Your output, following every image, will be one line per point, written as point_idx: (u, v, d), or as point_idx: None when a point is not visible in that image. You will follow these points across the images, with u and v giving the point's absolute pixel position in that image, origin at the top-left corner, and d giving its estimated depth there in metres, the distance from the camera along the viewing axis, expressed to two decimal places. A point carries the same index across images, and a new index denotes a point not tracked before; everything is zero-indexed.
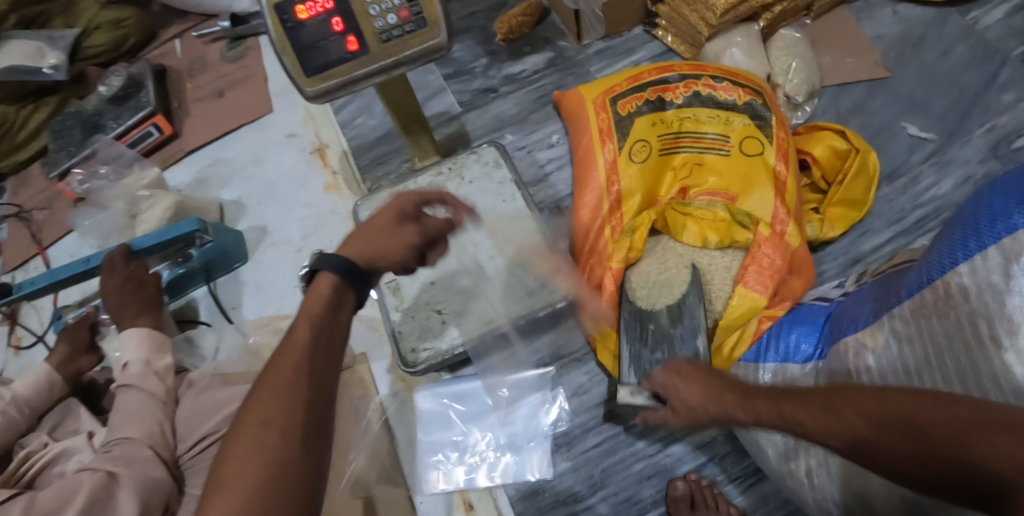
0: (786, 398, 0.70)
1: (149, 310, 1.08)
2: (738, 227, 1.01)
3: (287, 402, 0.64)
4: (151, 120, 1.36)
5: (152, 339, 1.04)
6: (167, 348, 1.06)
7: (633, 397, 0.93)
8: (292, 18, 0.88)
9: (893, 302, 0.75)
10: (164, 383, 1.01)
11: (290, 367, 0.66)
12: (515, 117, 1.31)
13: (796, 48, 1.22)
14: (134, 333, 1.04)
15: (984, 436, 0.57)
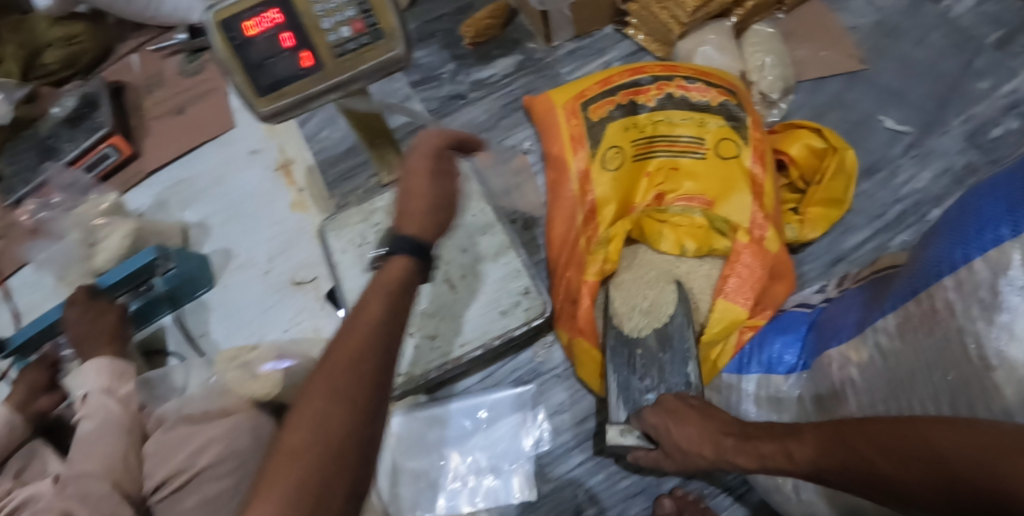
0: (789, 437, 0.71)
1: (109, 339, 1.03)
2: (715, 233, 1.01)
3: (346, 396, 0.61)
4: (109, 141, 1.31)
5: (113, 367, 0.99)
6: (130, 377, 1.00)
7: (622, 438, 0.90)
8: (240, 36, 0.84)
9: (877, 314, 0.73)
10: (129, 411, 0.95)
11: (353, 353, 0.63)
12: (485, 124, 1.27)
13: (771, 44, 1.19)
14: (97, 363, 0.98)
15: (992, 458, 0.55)
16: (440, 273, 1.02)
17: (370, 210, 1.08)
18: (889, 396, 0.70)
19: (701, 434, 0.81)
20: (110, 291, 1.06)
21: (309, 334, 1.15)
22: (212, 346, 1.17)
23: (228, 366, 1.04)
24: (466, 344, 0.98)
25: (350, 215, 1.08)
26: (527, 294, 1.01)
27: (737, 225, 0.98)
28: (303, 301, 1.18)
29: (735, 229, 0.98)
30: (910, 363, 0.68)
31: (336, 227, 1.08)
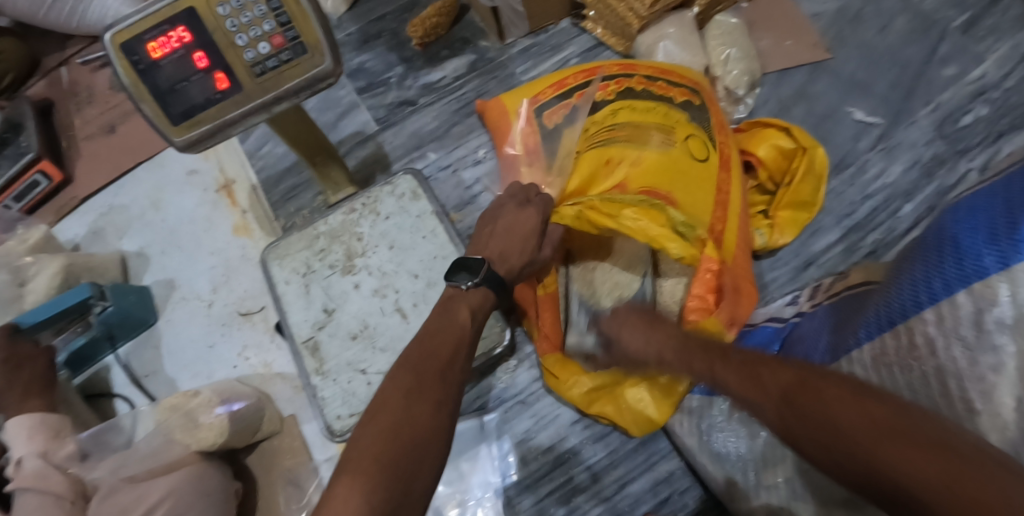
0: (716, 360, 0.67)
1: (37, 392, 0.95)
2: (678, 234, 0.83)
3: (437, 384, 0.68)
4: (36, 167, 1.23)
5: (47, 423, 0.92)
6: (66, 432, 0.94)
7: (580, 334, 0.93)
8: (144, 59, 0.75)
9: (850, 343, 0.68)
10: (69, 477, 0.87)
11: (442, 356, 0.71)
12: (434, 133, 1.20)
13: (733, 37, 1.12)
14: (23, 421, 0.90)
15: (903, 450, 0.51)
16: (392, 302, 0.96)
17: (313, 236, 1.01)
18: None
19: (643, 344, 0.75)
20: (37, 330, 0.99)
21: (260, 370, 1.08)
22: (160, 385, 1.10)
23: (170, 415, 0.93)
24: None
25: (294, 240, 1.01)
26: None
27: (703, 235, 0.85)
28: (250, 334, 1.11)
29: (703, 241, 0.85)
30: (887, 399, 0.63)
31: (278, 256, 1.00)
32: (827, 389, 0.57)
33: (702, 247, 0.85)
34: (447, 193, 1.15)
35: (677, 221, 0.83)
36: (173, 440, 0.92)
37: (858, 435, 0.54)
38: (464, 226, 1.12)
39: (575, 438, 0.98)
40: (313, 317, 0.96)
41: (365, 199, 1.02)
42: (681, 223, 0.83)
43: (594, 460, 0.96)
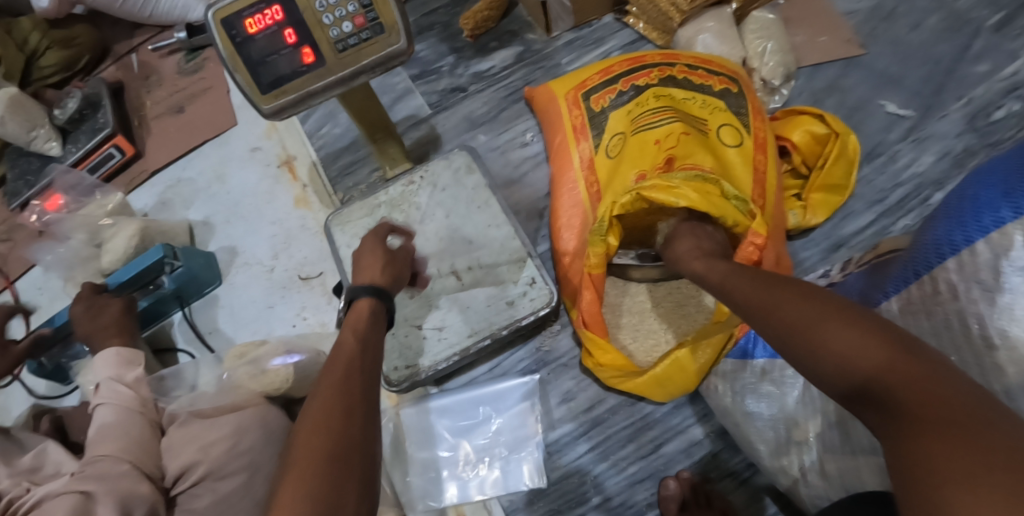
0: (730, 281, 0.73)
1: (118, 333, 1.04)
2: (731, 206, 0.90)
3: (344, 396, 0.65)
4: (112, 142, 1.32)
5: (122, 355, 1.02)
6: (138, 361, 1.04)
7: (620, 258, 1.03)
8: (241, 33, 0.83)
9: (879, 297, 0.74)
10: (140, 397, 0.99)
11: (337, 371, 0.68)
12: (484, 117, 1.28)
13: (770, 30, 1.19)
14: (109, 353, 1.01)
15: (869, 352, 0.54)
16: (446, 265, 1.04)
17: (373, 205, 1.09)
18: None
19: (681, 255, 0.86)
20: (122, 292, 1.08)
21: (317, 329, 1.16)
22: (222, 341, 1.18)
23: (237, 363, 1.04)
24: (474, 335, 1.00)
25: (356, 210, 1.10)
26: (533, 284, 1.01)
27: (754, 211, 0.91)
28: (308, 296, 1.19)
29: (753, 215, 0.90)
30: None
31: (340, 222, 1.09)
32: (813, 301, 0.61)
33: (751, 221, 0.90)
34: (497, 171, 1.23)
35: (729, 193, 0.91)
36: (238, 385, 1.01)
37: (867, 367, 0.54)
38: (512, 202, 1.19)
39: (614, 400, 1.04)
40: None
41: (423, 172, 1.11)
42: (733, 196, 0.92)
43: (631, 420, 1.02)
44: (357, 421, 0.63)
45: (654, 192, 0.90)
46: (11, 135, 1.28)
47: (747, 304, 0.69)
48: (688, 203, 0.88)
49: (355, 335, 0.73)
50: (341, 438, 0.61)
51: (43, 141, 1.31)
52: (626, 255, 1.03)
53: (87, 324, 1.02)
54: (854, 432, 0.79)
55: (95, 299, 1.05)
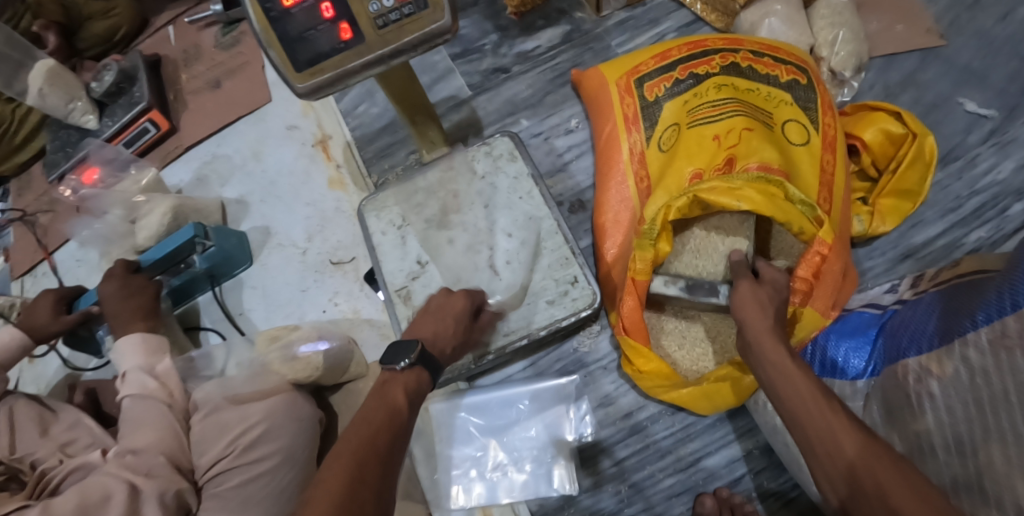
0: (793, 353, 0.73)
1: (141, 317, 1.02)
2: (795, 211, 0.82)
3: (371, 451, 0.67)
4: (147, 116, 1.30)
5: (149, 342, 1.00)
6: (166, 349, 1.03)
7: (665, 288, 0.91)
8: (277, 7, 0.78)
9: (966, 326, 0.67)
10: (168, 387, 0.98)
11: (373, 429, 0.69)
12: (529, 100, 1.21)
13: (843, 16, 1.09)
14: (134, 339, 1.00)
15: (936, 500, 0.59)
16: None
17: (410, 190, 1.05)
18: (975, 414, 0.64)
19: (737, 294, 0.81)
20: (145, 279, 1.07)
21: (349, 315, 1.12)
22: (253, 324, 1.15)
23: (268, 348, 0.97)
24: (514, 332, 0.95)
25: (391, 196, 1.05)
26: (576, 283, 0.96)
27: (823, 217, 0.82)
28: (341, 282, 1.15)
29: (820, 222, 0.82)
30: (1003, 382, 0.62)
31: (374, 208, 1.05)
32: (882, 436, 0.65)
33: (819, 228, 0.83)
34: (539, 159, 1.17)
35: (795, 197, 0.83)
36: (270, 370, 0.96)
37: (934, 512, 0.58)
38: (553, 193, 1.13)
39: (654, 408, 0.98)
40: (407, 267, 1.00)
41: (462, 157, 1.06)
42: (799, 200, 0.83)
43: (671, 430, 0.97)
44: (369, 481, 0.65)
45: (712, 194, 0.83)
46: (50, 107, 1.27)
47: (815, 383, 0.70)
48: (750, 207, 0.81)
49: (407, 407, 0.74)
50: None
51: (80, 114, 1.30)
52: (673, 283, 0.91)
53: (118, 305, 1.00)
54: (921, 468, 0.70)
55: (128, 280, 1.02)
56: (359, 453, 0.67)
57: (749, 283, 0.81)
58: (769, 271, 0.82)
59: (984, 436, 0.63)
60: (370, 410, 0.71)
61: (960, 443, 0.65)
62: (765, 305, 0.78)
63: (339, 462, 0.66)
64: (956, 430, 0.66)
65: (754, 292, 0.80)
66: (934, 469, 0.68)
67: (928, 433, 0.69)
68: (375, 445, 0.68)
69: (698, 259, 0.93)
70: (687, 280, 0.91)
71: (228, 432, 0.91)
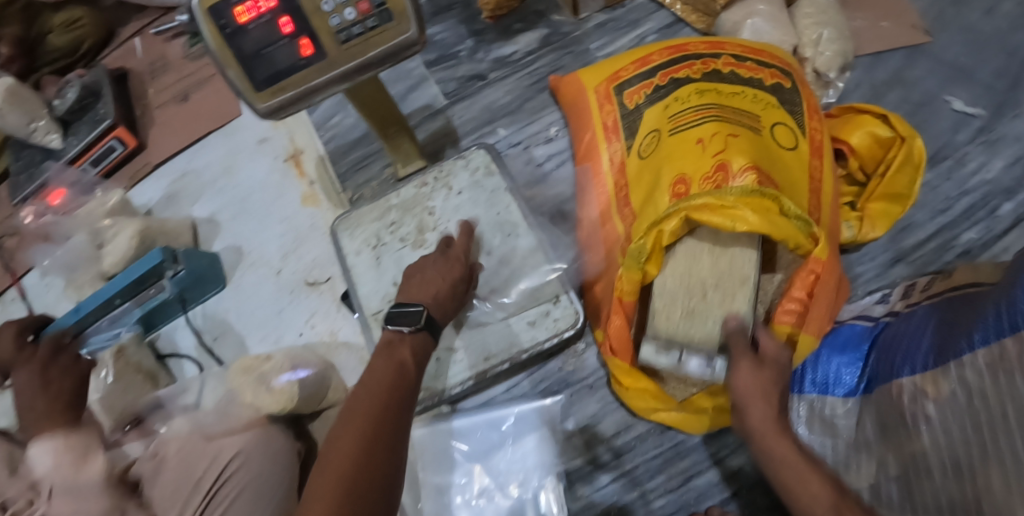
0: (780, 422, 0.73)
1: (63, 413, 0.87)
2: (790, 227, 0.77)
3: (385, 410, 0.69)
4: (113, 133, 1.25)
5: (67, 444, 0.84)
6: (93, 448, 0.86)
7: (656, 357, 0.78)
8: (231, 23, 0.75)
9: (963, 346, 0.64)
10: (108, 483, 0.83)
11: (383, 389, 0.71)
12: (507, 108, 1.17)
13: (827, 15, 1.06)
14: (47, 446, 0.83)
15: None
16: None
17: (385, 207, 1.01)
18: (973, 437, 0.61)
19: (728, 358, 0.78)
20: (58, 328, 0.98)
21: (325, 338, 1.08)
22: (227, 349, 1.11)
23: (244, 379, 0.94)
24: (495, 355, 0.92)
25: (365, 213, 1.02)
26: (558, 302, 0.93)
27: (818, 232, 0.78)
28: (318, 303, 1.11)
29: (815, 237, 0.78)
30: (1001, 404, 0.59)
31: (347, 227, 1.01)
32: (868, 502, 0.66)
33: (814, 244, 0.78)
34: (519, 169, 1.13)
35: (790, 212, 0.77)
36: (244, 404, 0.93)
37: None
38: (534, 204, 1.10)
39: (642, 427, 0.95)
40: (382, 289, 0.96)
41: (438, 172, 1.02)
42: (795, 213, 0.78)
43: (661, 449, 0.94)
44: (388, 435, 0.68)
45: (705, 213, 0.77)
46: (10, 127, 1.21)
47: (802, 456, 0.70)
48: (747, 228, 0.75)
49: (415, 364, 0.76)
50: (378, 472, 0.65)
51: (42, 133, 1.24)
52: (665, 354, 0.78)
53: (39, 399, 0.86)
54: (918, 489, 0.67)
55: (49, 365, 0.89)
56: (371, 411, 0.69)
57: (752, 363, 0.74)
58: (770, 346, 0.76)
59: (982, 460, 0.60)
60: (378, 369, 0.74)
61: (957, 465, 0.62)
62: (768, 390, 0.74)
63: (355, 419, 0.68)
64: (954, 452, 0.63)
65: (757, 375, 0.74)
66: (930, 490, 0.65)
67: (925, 454, 0.66)
68: (387, 401, 0.70)
69: (691, 322, 0.79)
70: (681, 348, 0.78)
71: (199, 485, 0.84)
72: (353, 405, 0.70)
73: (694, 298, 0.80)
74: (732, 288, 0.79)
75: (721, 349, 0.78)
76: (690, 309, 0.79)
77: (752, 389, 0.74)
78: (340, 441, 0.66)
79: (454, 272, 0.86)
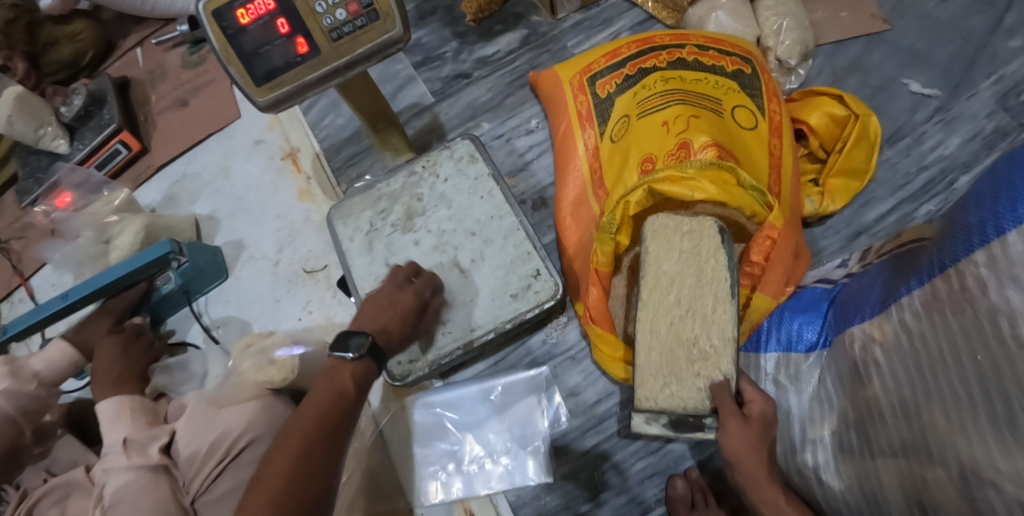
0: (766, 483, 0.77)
1: (126, 382, 1.01)
2: (747, 197, 0.84)
3: (315, 425, 0.76)
4: (117, 137, 1.32)
5: (130, 403, 0.97)
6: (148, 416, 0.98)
7: (647, 425, 0.82)
8: (233, 25, 0.81)
9: (902, 292, 0.71)
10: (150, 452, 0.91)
11: (317, 413, 0.77)
12: (489, 104, 1.24)
13: (786, 6, 1.12)
14: (119, 400, 0.97)
15: None
16: (450, 257, 1.01)
17: (375, 197, 1.07)
18: (916, 377, 0.67)
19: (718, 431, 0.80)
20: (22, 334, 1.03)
21: (322, 323, 1.14)
22: (229, 334, 1.17)
23: (243, 355, 1.02)
24: (480, 327, 0.97)
25: (357, 203, 1.08)
26: (539, 276, 0.98)
27: (772, 201, 0.84)
28: (313, 291, 1.17)
29: (771, 206, 0.85)
30: (939, 344, 0.64)
31: (341, 215, 1.07)
32: None
33: (769, 212, 0.85)
34: (501, 160, 1.20)
35: (747, 182, 0.84)
36: (245, 376, 0.99)
37: None
38: (517, 191, 1.16)
39: (624, 394, 1.01)
40: (376, 270, 1.02)
41: (425, 161, 1.09)
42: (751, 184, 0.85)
43: None
44: (317, 460, 0.74)
45: (666, 184, 0.84)
46: (19, 134, 1.28)
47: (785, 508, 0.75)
48: (704, 197, 0.82)
49: (356, 390, 0.80)
50: (310, 489, 0.72)
51: (50, 139, 1.31)
52: (655, 421, 0.82)
53: (115, 364, 1.02)
54: (873, 433, 0.72)
55: (129, 343, 1.06)
56: (308, 431, 0.75)
57: (740, 423, 0.77)
58: (756, 404, 0.79)
59: (926, 398, 0.65)
60: (319, 394, 0.79)
61: (905, 405, 0.68)
62: (756, 445, 0.77)
63: (290, 439, 0.75)
64: (902, 395, 0.68)
65: (745, 436, 0.76)
66: (884, 432, 0.71)
67: (876, 398, 0.72)
68: (324, 424, 0.76)
69: (676, 387, 0.81)
70: (670, 415, 0.81)
71: (213, 452, 0.91)
72: (291, 427, 0.76)
73: (677, 361, 0.82)
74: (711, 358, 0.81)
75: (712, 409, 0.80)
76: (675, 375, 0.81)
77: (743, 449, 0.77)
78: (273, 463, 0.73)
79: (405, 303, 0.90)
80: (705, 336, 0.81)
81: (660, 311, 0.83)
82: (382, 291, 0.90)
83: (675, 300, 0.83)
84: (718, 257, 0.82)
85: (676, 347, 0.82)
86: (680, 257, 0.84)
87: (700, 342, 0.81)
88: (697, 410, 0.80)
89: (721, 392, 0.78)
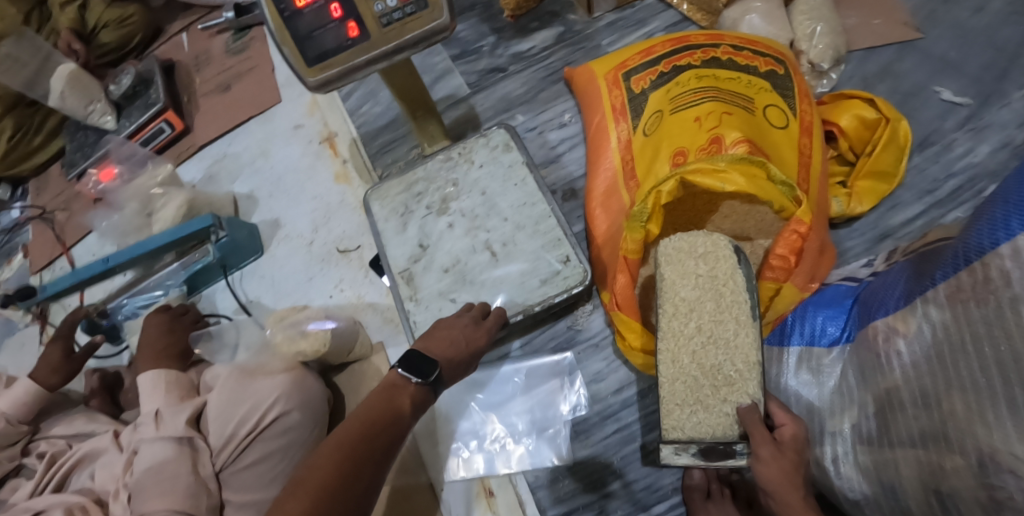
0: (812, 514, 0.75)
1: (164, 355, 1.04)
2: (775, 191, 0.86)
3: (359, 430, 0.76)
4: (163, 116, 1.37)
5: (165, 377, 1.00)
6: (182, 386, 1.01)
7: (677, 457, 0.80)
8: (290, 7, 0.86)
9: (927, 285, 0.73)
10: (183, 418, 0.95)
11: (364, 420, 0.77)
12: (523, 97, 1.27)
13: (820, 11, 1.15)
14: (154, 375, 1.00)
15: None
16: (482, 241, 1.04)
17: (411, 180, 1.11)
18: (936, 367, 0.69)
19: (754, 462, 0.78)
20: (60, 294, 1.10)
21: (353, 301, 1.18)
22: (261, 309, 1.21)
23: (278, 325, 1.03)
24: (509, 309, 1.00)
25: (393, 186, 1.11)
26: (568, 263, 1.01)
27: (801, 196, 0.86)
28: (346, 270, 1.21)
29: (799, 201, 0.86)
30: (961, 334, 0.67)
31: (378, 196, 1.11)
32: None
33: (797, 207, 0.86)
34: (533, 151, 1.23)
35: (777, 177, 0.86)
36: (279, 350, 1.02)
37: None
38: (547, 182, 1.19)
39: (645, 383, 1.02)
40: (409, 250, 1.05)
41: (461, 149, 1.12)
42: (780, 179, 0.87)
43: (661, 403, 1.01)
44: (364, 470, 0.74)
45: (698, 175, 0.86)
46: (69, 109, 1.34)
47: None
48: (733, 189, 0.84)
49: (412, 412, 0.81)
50: (350, 498, 0.72)
51: (98, 115, 1.36)
52: (685, 452, 0.79)
53: (154, 334, 1.06)
54: (892, 423, 0.74)
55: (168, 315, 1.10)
56: (356, 440, 0.75)
57: (774, 452, 0.76)
58: (786, 429, 0.79)
59: (946, 388, 0.67)
60: (371, 401, 0.79)
61: (925, 394, 0.70)
62: (792, 473, 0.77)
63: (332, 445, 0.75)
64: (922, 384, 0.70)
65: (780, 464, 0.76)
66: (903, 422, 0.72)
67: (897, 388, 0.73)
68: (369, 430, 0.77)
69: (703, 415, 0.82)
70: (700, 444, 0.79)
71: (243, 425, 0.94)
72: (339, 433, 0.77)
73: (701, 390, 0.82)
74: (735, 382, 0.81)
75: (741, 436, 0.80)
76: (700, 402, 0.82)
77: (780, 480, 0.76)
78: (317, 462, 0.73)
79: (479, 340, 0.90)
80: (728, 363, 0.82)
81: (681, 341, 0.84)
82: (458, 320, 0.91)
83: (695, 327, 0.84)
84: (735, 279, 0.83)
85: (700, 375, 0.83)
86: (697, 283, 0.85)
87: (724, 368, 0.82)
88: (726, 437, 0.80)
89: (748, 418, 0.78)
